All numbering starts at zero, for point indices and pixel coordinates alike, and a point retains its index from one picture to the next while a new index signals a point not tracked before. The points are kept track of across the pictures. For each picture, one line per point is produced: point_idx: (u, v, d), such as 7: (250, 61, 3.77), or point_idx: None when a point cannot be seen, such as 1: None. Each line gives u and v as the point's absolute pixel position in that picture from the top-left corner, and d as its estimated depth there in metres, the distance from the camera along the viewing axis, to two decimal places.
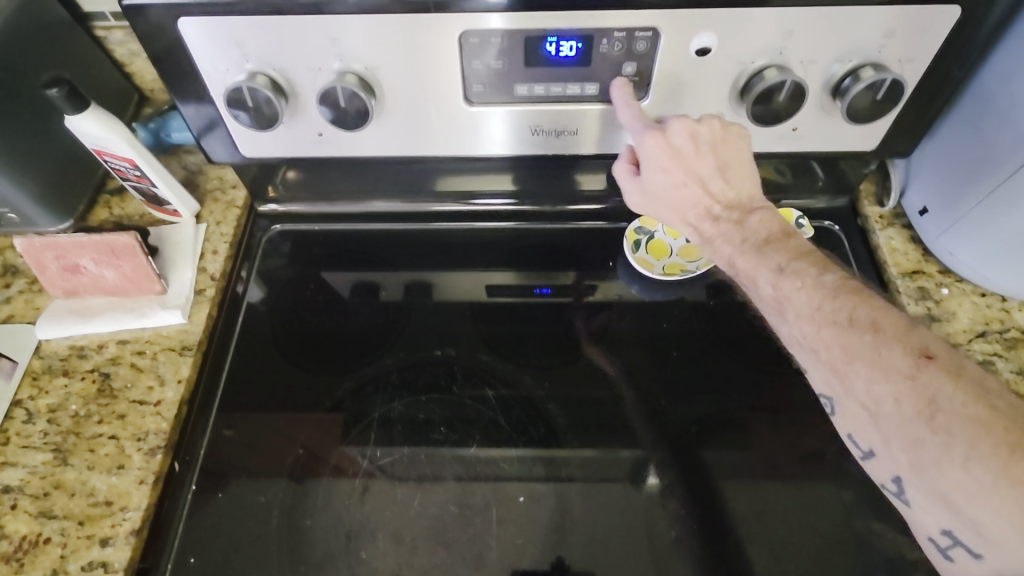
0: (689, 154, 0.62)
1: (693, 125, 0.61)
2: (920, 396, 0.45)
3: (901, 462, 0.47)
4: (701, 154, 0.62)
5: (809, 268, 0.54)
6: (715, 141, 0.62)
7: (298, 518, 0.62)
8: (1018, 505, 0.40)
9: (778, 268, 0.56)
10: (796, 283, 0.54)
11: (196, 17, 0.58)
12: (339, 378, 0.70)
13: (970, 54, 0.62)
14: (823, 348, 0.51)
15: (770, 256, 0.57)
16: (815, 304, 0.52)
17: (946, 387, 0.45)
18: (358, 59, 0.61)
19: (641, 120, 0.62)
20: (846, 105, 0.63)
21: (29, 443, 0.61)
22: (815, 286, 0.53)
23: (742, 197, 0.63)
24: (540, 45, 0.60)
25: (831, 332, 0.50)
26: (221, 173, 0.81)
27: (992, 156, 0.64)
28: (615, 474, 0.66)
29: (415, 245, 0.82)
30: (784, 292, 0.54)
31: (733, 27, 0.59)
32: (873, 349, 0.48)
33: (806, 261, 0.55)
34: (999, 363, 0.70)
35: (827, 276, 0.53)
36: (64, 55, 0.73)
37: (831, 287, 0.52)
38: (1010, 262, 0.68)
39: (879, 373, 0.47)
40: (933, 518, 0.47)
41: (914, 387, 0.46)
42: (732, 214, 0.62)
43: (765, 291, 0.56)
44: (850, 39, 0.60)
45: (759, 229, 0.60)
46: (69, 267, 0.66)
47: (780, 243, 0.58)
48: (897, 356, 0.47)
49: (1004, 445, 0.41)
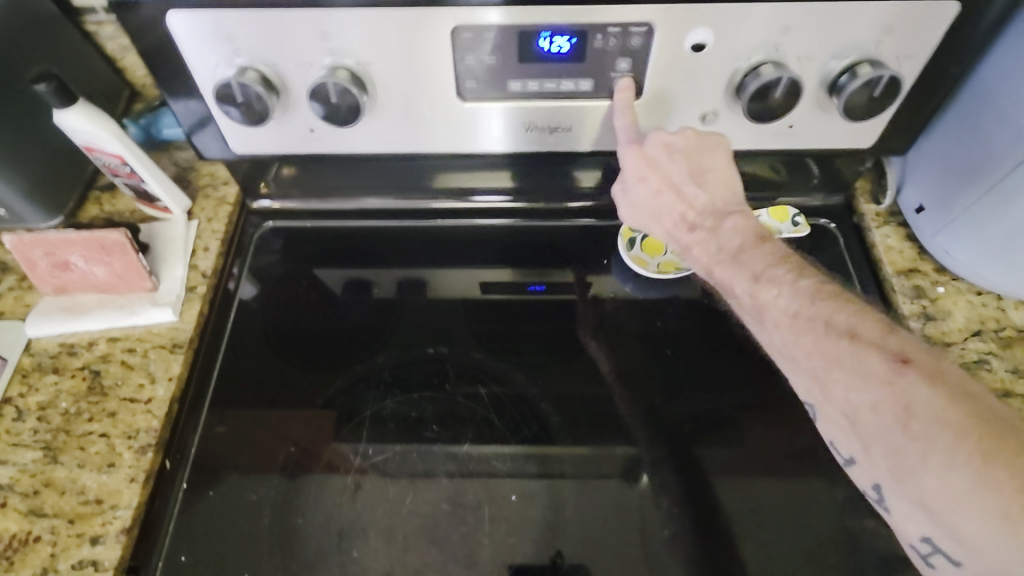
0: (665, 163, 0.63)
1: (668, 136, 0.63)
2: (896, 403, 0.45)
3: (881, 469, 0.47)
4: (674, 162, 0.63)
5: (784, 275, 0.54)
6: (691, 150, 0.63)
7: (290, 516, 0.62)
8: (994, 514, 0.40)
9: (752, 276, 0.55)
10: (773, 289, 0.54)
11: (185, 11, 0.57)
12: (331, 376, 0.70)
13: (967, 51, 0.61)
14: (802, 356, 0.51)
15: (746, 264, 0.56)
16: (792, 311, 0.52)
17: (922, 393, 0.44)
18: (349, 54, 0.60)
19: (630, 129, 0.63)
20: (843, 102, 0.62)
21: (19, 441, 0.61)
22: (790, 294, 0.53)
23: (718, 202, 0.63)
24: (533, 41, 0.60)
25: (810, 339, 0.50)
26: (213, 168, 0.80)
27: (990, 154, 0.64)
28: (608, 472, 0.66)
29: (408, 242, 0.81)
30: (761, 300, 0.54)
31: (729, 23, 0.58)
32: (851, 355, 0.48)
33: (782, 267, 0.55)
34: (993, 362, 0.70)
35: (804, 281, 0.53)
36: (53, 49, 0.73)
37: (806, 293, 0.52)
38: (1006, 260, 0.68)
39: (858, 380, 0.47)
40: (914, 525, 0.47)
41: (893, 393, 0.45)
42: (707, 221, 0.62)
43: (744, 299, 0.56)
44: (847, 35, 0.60)
45: (734, 237, 0.59)
46: (59, 264, 0.65)
47: (755, 250, 0.57)
48: (874, 361, 0.47)
49: (980, 452, 0.41)
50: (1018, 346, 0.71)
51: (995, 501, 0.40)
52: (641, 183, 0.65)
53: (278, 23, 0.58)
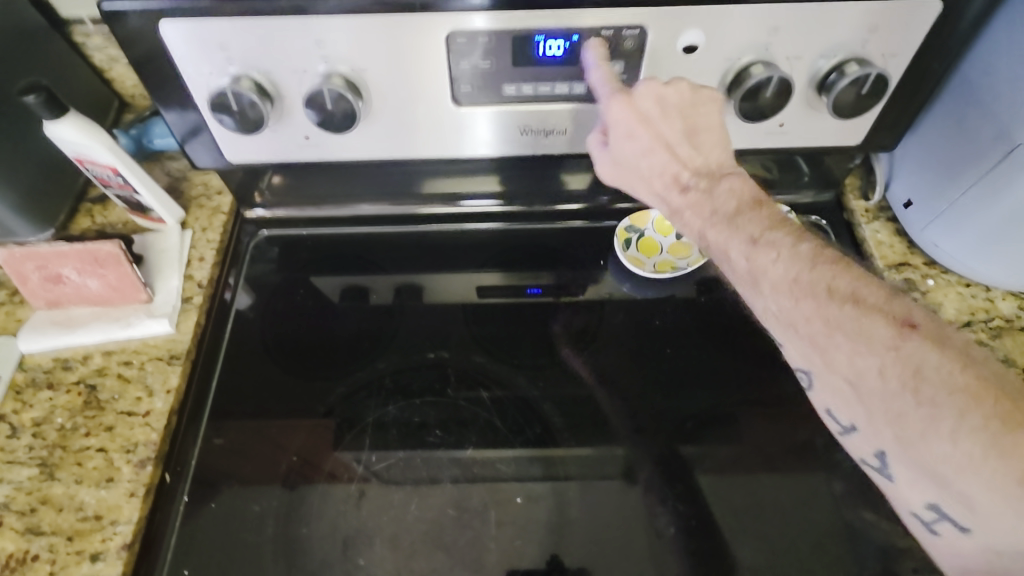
0: (657, 119, 0.61)
1: (660, 89, 0.60)
2: (904, 367, 0.45)
3: (886, 436, 0.48)
4: (669, 120, 0.61)
5: (786, 236, 0.53)
6: (684, 106, 0.61)
7: (294, 526, 0.61)
8: (1007, 477, 0.41)
9: (752, 237, 0.55)
10: (769, 253, 0.53)
11: (179, 21, 0.57)
12: (331, 384, 0.69)
13: (950, 48, 0.63)
14: (803, 322, 0.51)
15: (744, 227, 0.55)
16: (792, 276, 0.51)
17: (931, 357, 0.45)
18: (344, 61, 0.61)
19: (610, 84, 0.60)
20: (831, 100, 0.64)
21: (14, 459, 0.60)
22: (793, 256, 0.52)
23: (712, 162, 0.61)
24: (526, 44, 0.60)
25: (812, 305, 0.50)
26: (206, 178, 0.79)
27: (974, 148, 0.65)
28: (613, 471, 0.66)
29: (404, 248, 0.81)
30: (760, 262, 0.53)
31: (720, 24, 0.60)
32: (855, 321, 0.48)
33: (781, 228, 0.54)
34: (984, 351, 0.71)
35: (804, 244, 0.53)
36: (41, 61, 0.72)
37: (808, 256, 0.52)
38: (993, 252, 0.69)
39: (862, 346, 0.47)
40: (916, 490, 0.48)
41: (899, 358, 0.46)
42: (700, 181, 0.61)
43: (740, 264, 0.55)
44: (834, 35, 0.61)
45: (728, 200, 0.58)
46: (51, 277, 0.64)
47: (751, 212, 0.57)
48: (879, 326, 0.47)
49: (992, 414, 0.42)
50: (1007, 336, 0.72)
51: (1009, 463, 0.41)
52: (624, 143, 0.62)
53: (272, 31, 0.58)
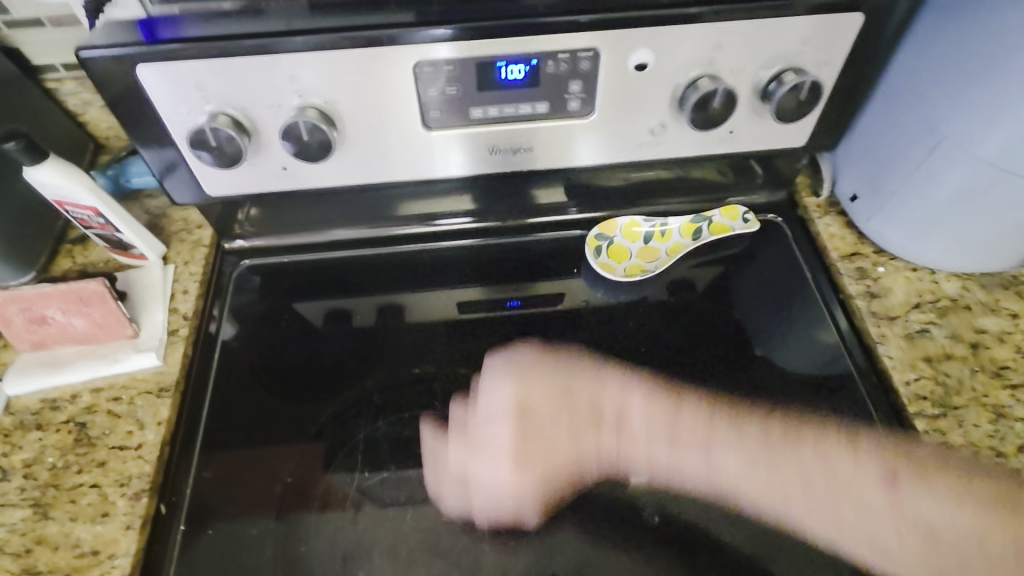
0: (532, 376, 0.66)
1: (504, 354, 0.68)
2: (918, 532, 0.51)
3: None
4: (535, 378, 0.66)
5: (732, 428, 0.58)
6: (535, 361, 0.67)
7: (293, 545, 0.62)
8: None
9: (697, 443, 0.59)
10: (725, 450, 0.58)
11: (154, 64, 0.59)
12: (321, 405, 0.71)
13: (877, 53, 0.69)
14: (813, 523, 0.54)
15: (682, 433, 0.60)
16: (760, 464, 0.56)
17: (931, 507, 0.51)
18: (317, 93, 0.64)
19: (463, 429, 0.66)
20: (774, 106, 0.69)
21: (6, 501, 0.60)
22: (748, 448, 0.57)
23: (602, 397, 0.65)
24: (487, 71, 0.64)
25: (805, 493, 0.55)
26: (186, 214, 0.81)
27: (907, 143, 0.71)
28: (598, 469, 0.69)
29: (383, 270, 0.84)
30: (723, 467, 0.58)
31: (666, 43, 0.64)
32: (848, 493, 0.54)
33: (714, 418, 0.60)
34: (934, 329, 0.76)
35: (743, 424, 0.59)
36: (15, 108, 0.73)
37: (757, 444, 0.57)
38: (934, 237, 0.75)
39: (869, 517, 0.53)
40: None
41: (899, 514, 0.52)
42: (608, 416, 0.64)
43: (700, 472, 0.59)
44: (771, 48, 0.66)
45: (643, 414, 0.62)
46: (35, 319, 0.65)
47: (683, 420, 0.60)
48: (869, 491, 0.53)
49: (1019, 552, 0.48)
50: (953, 313, 0.78)
51: None
52: (496, 495, 0.63)
53: (245, 70, 0.61)
